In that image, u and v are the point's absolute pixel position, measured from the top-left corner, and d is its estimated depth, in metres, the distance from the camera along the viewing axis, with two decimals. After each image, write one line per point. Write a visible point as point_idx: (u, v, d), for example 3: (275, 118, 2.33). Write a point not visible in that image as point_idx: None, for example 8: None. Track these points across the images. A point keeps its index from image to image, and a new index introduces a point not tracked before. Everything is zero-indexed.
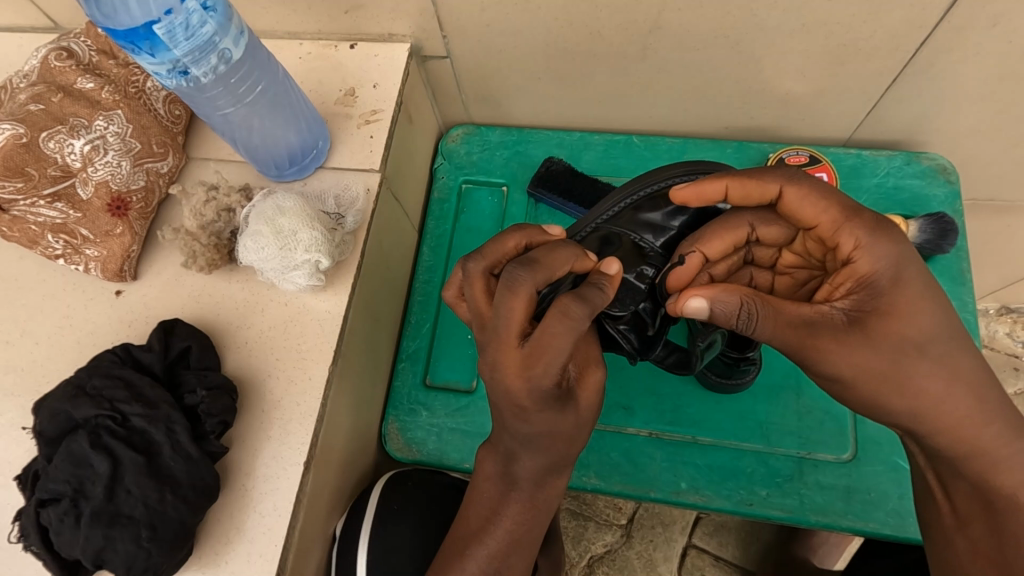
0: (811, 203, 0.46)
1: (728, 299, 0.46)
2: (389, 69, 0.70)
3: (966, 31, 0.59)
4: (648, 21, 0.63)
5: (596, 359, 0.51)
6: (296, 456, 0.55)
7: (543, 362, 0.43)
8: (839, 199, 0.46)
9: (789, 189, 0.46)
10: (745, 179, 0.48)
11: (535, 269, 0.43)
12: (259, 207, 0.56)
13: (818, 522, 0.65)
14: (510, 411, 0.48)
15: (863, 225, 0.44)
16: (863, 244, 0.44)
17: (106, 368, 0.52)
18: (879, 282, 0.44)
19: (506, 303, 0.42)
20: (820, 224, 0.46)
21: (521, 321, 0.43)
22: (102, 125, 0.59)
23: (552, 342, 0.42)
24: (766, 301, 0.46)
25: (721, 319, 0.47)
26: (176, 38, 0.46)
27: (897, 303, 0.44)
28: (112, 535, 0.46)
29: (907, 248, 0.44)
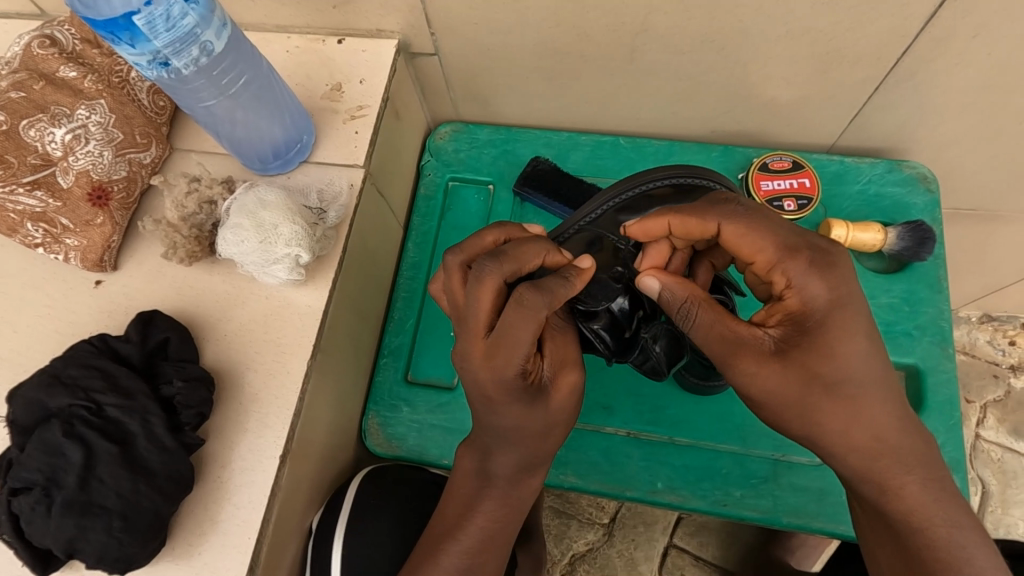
0: (748, 241, 0.47)
1: (678, 290, 0.51)
2: (377, 64, 0.70)
3: (947, 42, 0.60)
4: (635, 23, 0.63)
5: (573, 362, 0.52)
6: (272, 450, 0.55)
7: (505, 352, 0.45)
8: (777, 237, 0.47)
9: (727, 227, 0.48)
10: (686, 217, 0.50)
11: (503, 260, 0.45)
12: (241, 200, 0.56)
13: (791, 523, 0.66)
14: (480, 402, 0.49)
15: (796, 268, 0.46)
16: (794, 285, 0.46)
17: (82, 358, 0.52)
18: (808, 321, 0.47)
19: (475, 292, 0.44)
20: (755, 261, 0.48)
21: (490, 311, 0.45)
22: (84, 114, 0.60)
23: (514, 332, 0.44)
24: (710, 305, 0.50)
25: (667, 307, 0.52)
26: (156, 29, 0.45)
27: (823, 343, 0.46)
28: (84, 525, 0.46)
29: (844, 295, 0.46)
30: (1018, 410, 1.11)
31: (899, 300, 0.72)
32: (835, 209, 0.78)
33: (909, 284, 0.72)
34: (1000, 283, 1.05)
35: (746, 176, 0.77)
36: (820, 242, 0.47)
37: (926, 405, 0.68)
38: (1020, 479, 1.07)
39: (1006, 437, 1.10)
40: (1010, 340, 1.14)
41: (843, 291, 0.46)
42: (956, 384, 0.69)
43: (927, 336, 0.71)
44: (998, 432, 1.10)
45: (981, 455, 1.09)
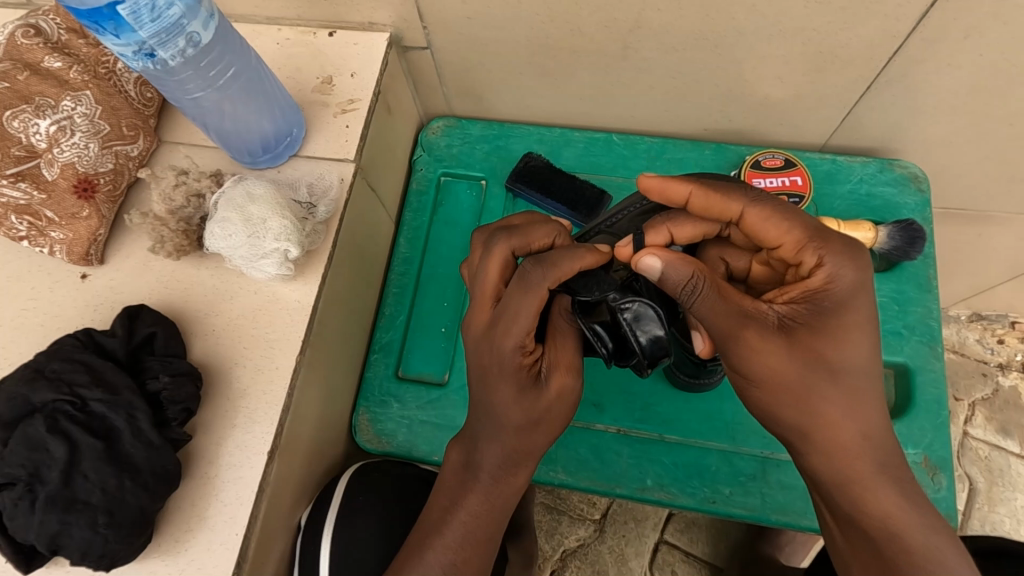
0: (773, 225, 0.49)
1: (682, 268, 0.47)
2: (367, 58, 0.70)
3: (938, 43, 0.60)
4: (629, 20, 0.63)
5: (575, 368, 0.52)
6: (260, 445, 0.55)
7: (504, 322, 0.49)
8: (804, 223, 0.49)
9: (750, 211, 0.50)
10: (710, 193, 0.51)
11: (512, 234, 0.51)
12: (229, 193, 0.56)
13: (779, 521, 0.67)
14: (478, 374, 0.52)
15: (832, 247, 0.47)
16: (825, 265, 0.47)
17: (67, 352, 0.51)
18: (825, 300, 0.48)
19: (486, 261, 0.51)
20: (782, 244, 0.49)
21: (497, 280, 0.51)
22: (69, 105, 0.59)
23: (511, 302, 0.48)
24: (714, 284, 0.48)
25: (670, 287, 0.48)
26: (141, 19, 0.44)
27: (836, 323, 0.48)
28: (68, 521, 0.46)
29: (864, 279, 0.48)
30: (1005, 409, 1.12)
31: (889, 299, 0.72)
32: (826, 208, 0.78)
33: (898, 285, 0.73)
34: (989, 283, 1.06)
35: (737, 173, 0.77)
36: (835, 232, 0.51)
37: (913, 404, 0.69)
38: (1006, 477, 1.08)
39: (994, 435, 1.11)
40: (999, 339, 1.16)
41: (867, 274, 0.48)
42: (944, 383, 0.69)
43: (915, 335, 0.71)
44: (985, 430, 1.11)
45: (969, 453, 1.10)
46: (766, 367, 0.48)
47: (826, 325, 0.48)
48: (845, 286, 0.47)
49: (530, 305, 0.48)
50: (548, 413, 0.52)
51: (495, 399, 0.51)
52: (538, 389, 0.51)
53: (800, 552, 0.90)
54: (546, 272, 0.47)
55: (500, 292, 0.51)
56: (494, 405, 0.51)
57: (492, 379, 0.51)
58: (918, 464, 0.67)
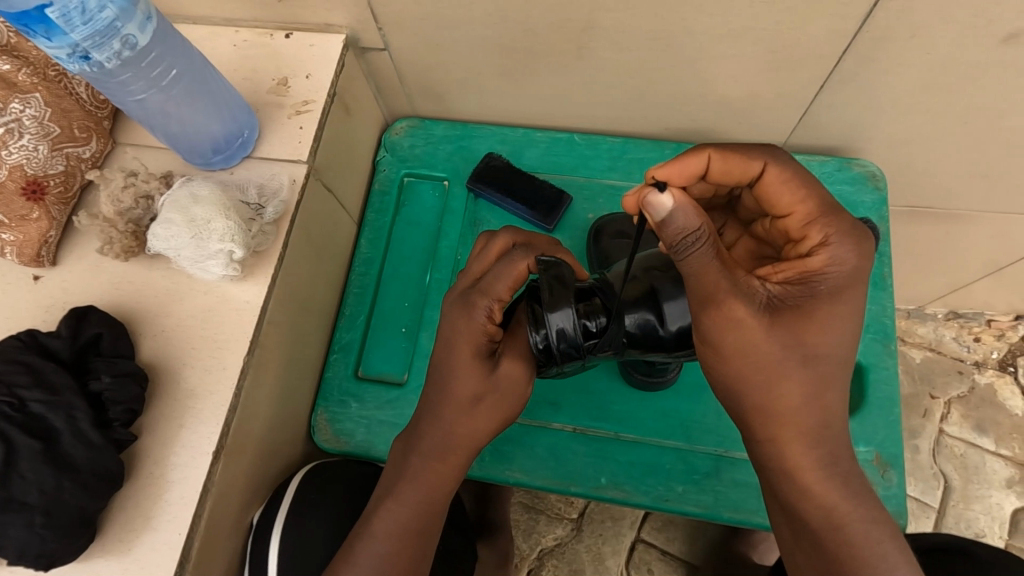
0: (789, 190, 0.50)
1: (693, 217, 0.43)
2: (324, 59, 0.70)
3: (884, 42, 0.60)
4: (579, 20, 0.63)
5: (524, 359, 0.54)
6: (205, 445, 0.55)
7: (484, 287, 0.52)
8: (819, 196, 0.49)
9: (772, 170, 0.50)
10: (730, 154, 0.51)
11: (517, 231, 0.58)
12: (174, 195, 0.56)
13: (732, 519, 0.67)
14: (443, 343, 0.54)
15: (840, 229, 0.48)
16: (829, 243, 0.48)
17: (7, 353, 0.52)
18: (819, 284, 0.47)
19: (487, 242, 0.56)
20: (793, 212, 0.50)
21: (490, 260, 0.55)
22: (18, 108, 0.59)
23: (498, 270, 0.52)
24: (714, 246, 0.44)
25: (670, 234, 0.44)
26: (72, 22, 0.45)
27: (824, 310, 0.47)
28: (4, 521, 0.46)
29: (860, 270, 0.48)
30: (980, 406, 1.12)
31: None
32: None
33: None
34: (964, 280, 1.06)
35: None
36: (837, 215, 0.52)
37: (867, 402, 0.69)
38: (982, 474, 1.08)
39: (969, 433, 1.11)
40: (975, 336, 1.17)
41: (862, 264, 0.48)
42: (897, 381, 0.69)
43: (869, 333, 0.71)
44: (961, 428, 1.11)
45: (944, 450, 1.10)
46: (748, 346, 0.47)
47: (814, 309, 0.47)
48: (839, 272, 0.47)
49: (512, 274, 0.52)
50: (492, 397, 0.53)
51: (451, 365, 0.53)
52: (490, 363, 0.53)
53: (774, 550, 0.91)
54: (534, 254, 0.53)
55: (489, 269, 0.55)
56: (445, 373, 0.53)
57: (455, 341, 0.53)
58: (869, 461, 0.67)
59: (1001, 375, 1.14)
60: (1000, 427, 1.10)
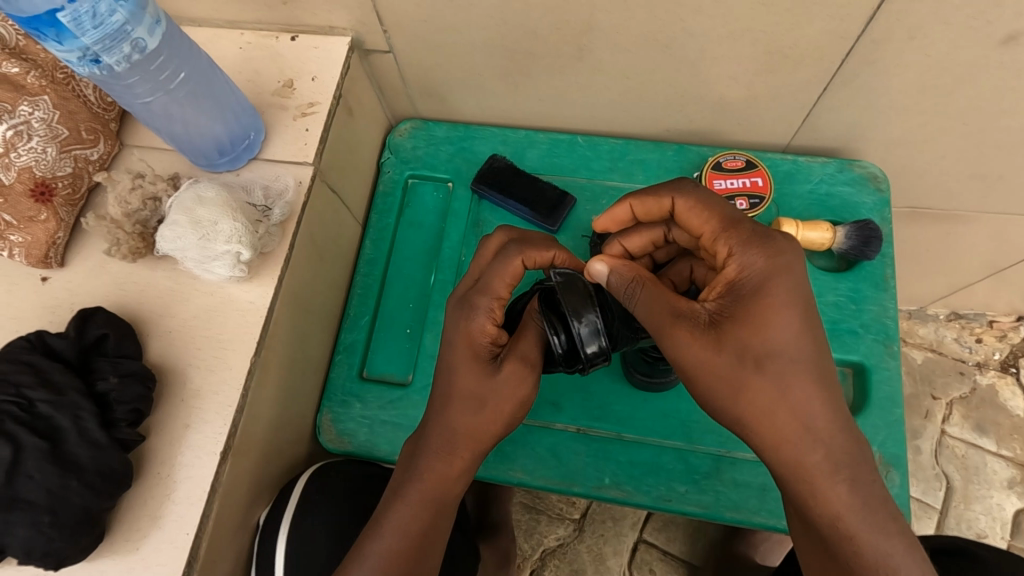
0: (693, 216, 0.52)
1: (624, 272, 0.52)
2: (328, 61, 0.70)
3: (885, 44, 0.61)
4: (581, 22, 0.64)
5: (528, 361, 0.54)
6: (211, 446, 0.55)
7: (481, 286, 0.55)
8: (718, 213, 0.51)
9: (678, 202, 0.53)
10: (643, 198, 0.56)
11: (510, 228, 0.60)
12: (180, 197, 0.56)
13: (733, 519, 0.67)
14: (446, 343, 0.57)
15: (739, 237, 0.49)
16: (735, 254, 0.49)
17: (14, 354, 0.52)
18: (743, 289, 0.48)
19: (483, 241, 0.59)
20: (703, 234, 0.52)
21: (487, 259, 0.58)
22: (26, 110, 0.59)
23: (491, 269, 0.55)
24: (654, 287, 0.51)
25: (615, 291, 0.53)
26: (83, 26, 0.45)
27: (755, 313, 0.47)
28: (10, 520, 0.46)
29: (779, 264, 0.47)
30: (981, 407, 1.12)
31: (846, 298, 0.73)
32: (787, 208, 0.78)
33: (855, 284, 0.73)
34: (966, 280, 1.06)
35: (699, 175, 0.78)
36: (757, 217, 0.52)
37: (868, 403, 0.69)
38: (982, 475, 1.08)
39: (970, 433, 1.11)
40: (977, 337, 1.17)
41: (783, 258, 0.47)
42: (899, 381, 0.70)
43: (870, 334, 0.71)
44: (962, 428, 1.11)
45: (945, 451, 1.10)
46: (701, 363, 0.48)
47: (747, 315, 0.47)
48: (758, 273, 0.47)
49: (506, 270, 0.54)
50: (494, 399, 0.54)
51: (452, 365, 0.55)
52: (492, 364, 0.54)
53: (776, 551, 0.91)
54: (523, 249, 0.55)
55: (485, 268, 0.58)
56: (447, 373, 0.55)
57: (455, 340, 0.55)
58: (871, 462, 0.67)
59: (1002, 375, 1.14)
60: (1001, 427, 1.11)
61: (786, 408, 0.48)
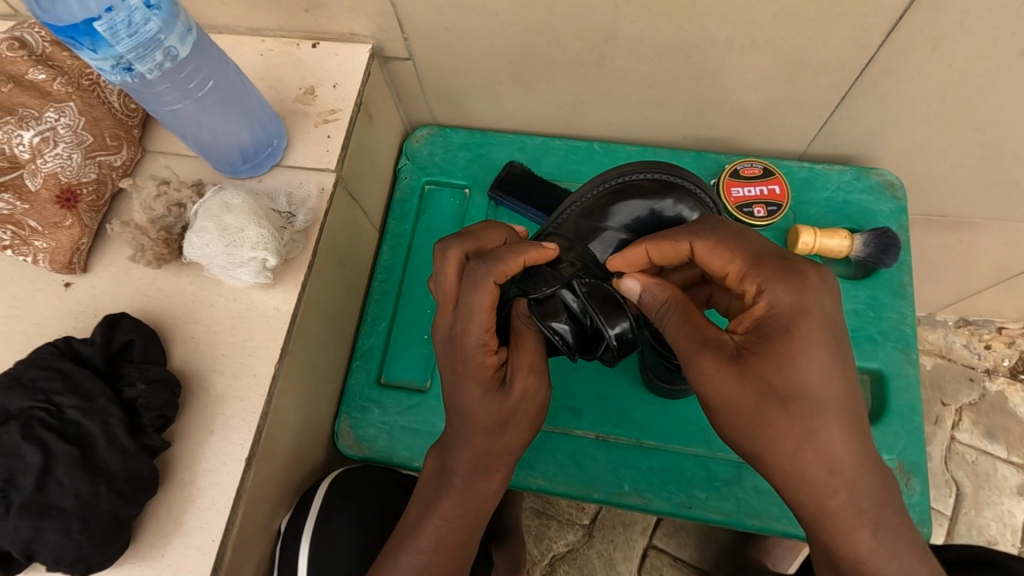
0: (717, 256, 0.50)
1: (657, 293, 0.52)
2: (349, 69, 0.71)
3: (906, 54, 0.61)
4: (603, 31, 0.64)
5: (537, 368, 0.55)
6: (236, 452, 0.55)
7: (463, 321, 0.51)
8: (741, 252, 0.49)
9: (698, 245, 0.51)
10: (659, 241, 0.53)
11: (465, 238, 0.53)
12: (207, 203, 0.57)
13: (753, 526, 0.67)
14: (449, 378, 0.54)
15: (768, 275, 0.47)
16: (764, 293, 0.47)
17: (43, 360, 0.52)
18: (771, 325, 0.47)
19: (442, 263, 0.53)
20: (728, 273, 0.50)
21: (455, 283, 0.53)
22: (53, 117, 0.60)
23: (467, 301, 0.50)
24: (686, 311, 0.51)
25: (648, 310, 0.53)
26: (118, 35, 0.46)
27: (783, 350, 0.45)
28: (41, 526, 0.46)
29: (808, 302, 0.46)
30: (991, 413, 1.13)
31: (863, 305, 0.73)
32: (804, 215, 0.79)
33: (872, 291, 0.74)
34: (976, 287, 1.06)
35: (716, 182, 0.78)
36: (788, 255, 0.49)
37: (887, 411, 0.70)
38: (992, 481, 1.08)
39: (980, 440, 1.11)
40: (986, 343, 1.17)
41: (811, 296, 0.46)
42: (918, 388, 0.70)
43: (889, 341, 0.72)
44: (972, 435, 1.11)
45: (955, 457, 1.10)
46: (724, 396, 0.47)
47: (772, 352, 0.46)
48: (785, 311, 0.46)
49: (483, 300, 0.50)
50: (515, 418, 0.54)
51: (462, 399, 0.53)
52: (504, 388, 0.53)
53: (789, 557, 0.91)
54: (494, 269, 0.49)
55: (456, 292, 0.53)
56: (461, 406, 0.53)
57: (459, 376, 0.52)
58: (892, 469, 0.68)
59: (1011, 382, 1.14)
60: (1011, 433, 1.11)
61: (814, 444, 0.45)
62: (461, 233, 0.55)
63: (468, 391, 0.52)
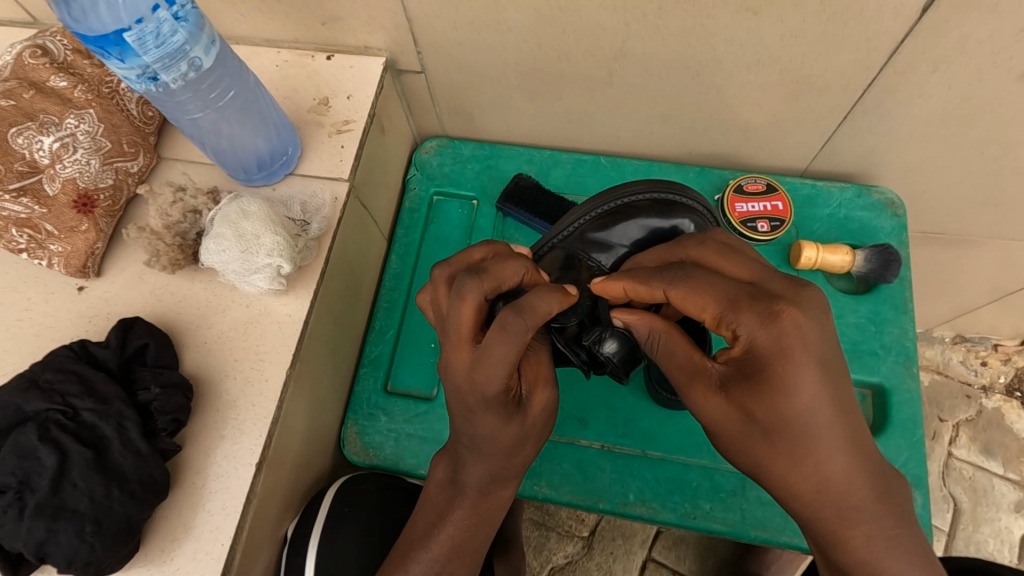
0: (690, 304, 0.46)
1: (643, 325, 0.52)
2: (364, 80, 0.72)
3: (909, 75, 0.63)
4: (613, 48, 0.66)
5: (550, 380, 0.53)
6: (248, 457, 0.56)
7: (485, 370, 0.46)
8: (716, 295, 0.45)
9: (669, 293, 0.47)
10: (633, 285, 0.50)
11: (482, 277, 0.46)
12: (224, 210, 0.57)
13: (758, 537, 0.68)
14: (459, 409, 0.51)
15: (741, 320, 0.43)
16: (740, 337, 0.44)
17: (60, 363, 0.52)
18: (751, 365, 0.44)
19: (456, 306, 0.46)
20: (704, 320, 0.46)
21: (468, 329, 0.46)
22: (73, 123, 0.61)
23: (491, 352, 0.45)
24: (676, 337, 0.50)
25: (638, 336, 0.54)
26: (146, 45, 0.47)
27: (762, 388, 0.43)
28: (55, 529, 0.46)
29: (789, 342, 0.42)
30: (987, 429, 1.14)
31: (866, 320, 0.74)
32: (806, 231, 0.80)
33: (874, 306, 0.75)
34: (972, 304, 1.07)
35: (721, 197, 0.79)
36: (768, 288, 0.44)
37: (890, 424, 0.71)
38: (990, 497, 1.09)
39: (977, 456, 1.12)
40: (982, 360, 1.18)
41: (790, 338, 0.42)
42: (919, 402, 0.71)
43: (891, 355, 0.73)
44: (969, 451, 1.12)
45: (953, 473, 1.11)
46: (714, 419, 0.47)
47: (756, 387, 0.44)
48: (765, 351, 0.43)
49: (509, 354, 0.44)
50: (531, 436, 0.53)
51: (478, 430, 0.51)
52: (522, 412, 0.51)
53: (789, 571, 0.89)
54: (529, 322, 0.44)
55: (470, 337, 0.47)
56: (475, 436, 0.51)
57: (475, 414, 0.50)
58: None
59: (1008, 399, 1.15)
60: (1008, 450, 1.12)
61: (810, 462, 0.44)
62: (473, 265, 0.47)
63: (487, 423, 0.50)
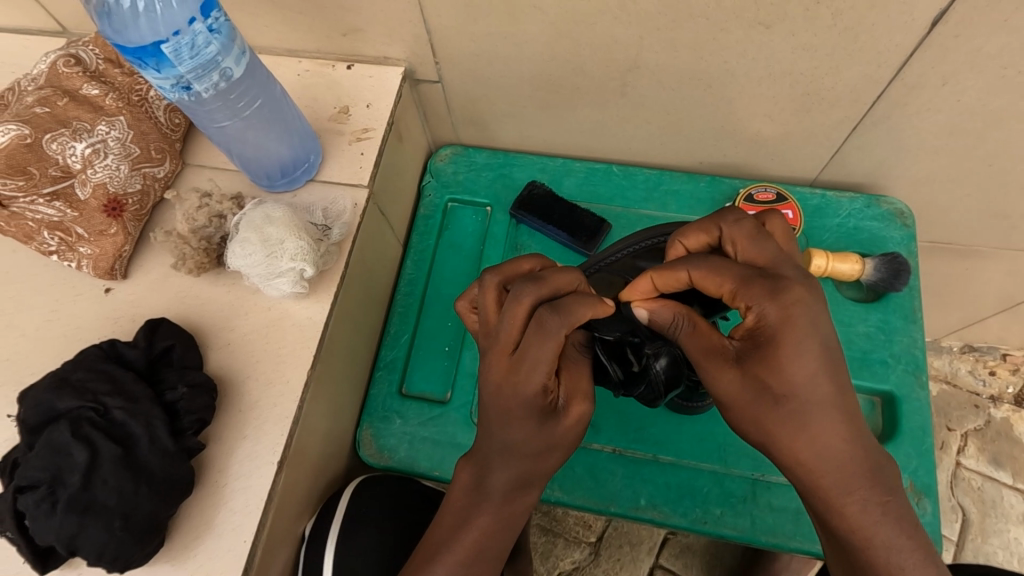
0: (711, 280, 0.47)
1: (665, 312, 0.51)
2: (382, 90, 0.74)
3: (918, 89, 0.64)
4: (627, 60, 0.67)
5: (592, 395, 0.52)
6: (269, 456, 0.57)
7: (525, 371, 0.47)
8: (733, 272, 0.47)
9: (692, 273, 0.48)
10: (659, 270, 0.51)
11: (539, 283, 0.48)
12: (249, 215, 0.59)
13: (768, 543, 0.68)
14: (496, 416, 0.51)
15: (755, 293, 0.46)
16: (753, 308, 0.46)
17: (92, 362, 0.54)
18: (760, 336, 0.46)
19: (509, 310, 0.47)
20: (723, 295, 0.48)
21: (518, 331, 0.47)
22: (104, 130, 0.63)
23: (531, 349, 0.46)
24: (698, 320, 0.50)
25: (659, 327, 0.53)
26: (181, 56, 0.49)
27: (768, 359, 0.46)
28: (85, 523, 0.48)
29: (796, 312, 0.45)
30: (996, 440, 1.13)
31: (875, 329, 0.75)
32: (816, 240, 0.81)
33: (883, 314, 0.76)
34: (979, 315, 1.08)
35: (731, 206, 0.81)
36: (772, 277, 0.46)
37: (899, 432, 0.71)
38: (999, 508, 1.09)
39: (986, 467, 1.12)
40: (990, 371, 1.18)
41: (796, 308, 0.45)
42: (929, 411, 0.72)
43: (901, 364, 0.74)
44: (978, 461, 1.12)
45: (961, 484, 1.11)
46: (725, 393, 0.49)
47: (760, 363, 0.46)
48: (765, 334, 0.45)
49: (550, 352, 0.46)
50: (561, 445, 0.53)
51: (512, 438, 0.51)
52: (555, 420, 0.51)
53: None
54: (566, 321, 0.46)
55: (519, 341, 0.47)
56: (502, 440, 0.52)
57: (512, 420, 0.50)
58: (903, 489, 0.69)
59: (1017, 410, 1.15)
60: (1017, 461, 1.12)
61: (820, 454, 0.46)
62: (530, 273, 0.49)
63: (519, 425, 0.50)
